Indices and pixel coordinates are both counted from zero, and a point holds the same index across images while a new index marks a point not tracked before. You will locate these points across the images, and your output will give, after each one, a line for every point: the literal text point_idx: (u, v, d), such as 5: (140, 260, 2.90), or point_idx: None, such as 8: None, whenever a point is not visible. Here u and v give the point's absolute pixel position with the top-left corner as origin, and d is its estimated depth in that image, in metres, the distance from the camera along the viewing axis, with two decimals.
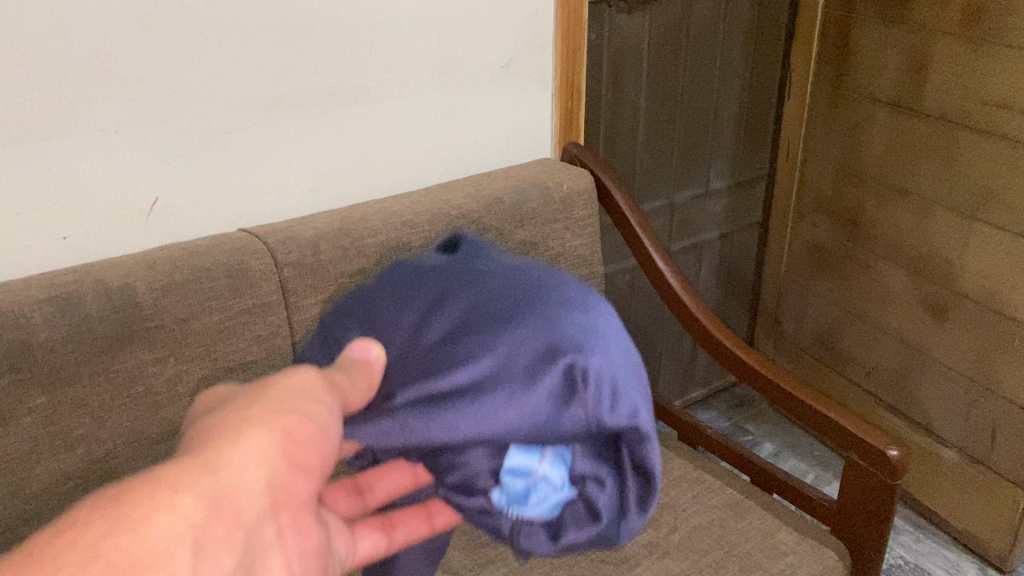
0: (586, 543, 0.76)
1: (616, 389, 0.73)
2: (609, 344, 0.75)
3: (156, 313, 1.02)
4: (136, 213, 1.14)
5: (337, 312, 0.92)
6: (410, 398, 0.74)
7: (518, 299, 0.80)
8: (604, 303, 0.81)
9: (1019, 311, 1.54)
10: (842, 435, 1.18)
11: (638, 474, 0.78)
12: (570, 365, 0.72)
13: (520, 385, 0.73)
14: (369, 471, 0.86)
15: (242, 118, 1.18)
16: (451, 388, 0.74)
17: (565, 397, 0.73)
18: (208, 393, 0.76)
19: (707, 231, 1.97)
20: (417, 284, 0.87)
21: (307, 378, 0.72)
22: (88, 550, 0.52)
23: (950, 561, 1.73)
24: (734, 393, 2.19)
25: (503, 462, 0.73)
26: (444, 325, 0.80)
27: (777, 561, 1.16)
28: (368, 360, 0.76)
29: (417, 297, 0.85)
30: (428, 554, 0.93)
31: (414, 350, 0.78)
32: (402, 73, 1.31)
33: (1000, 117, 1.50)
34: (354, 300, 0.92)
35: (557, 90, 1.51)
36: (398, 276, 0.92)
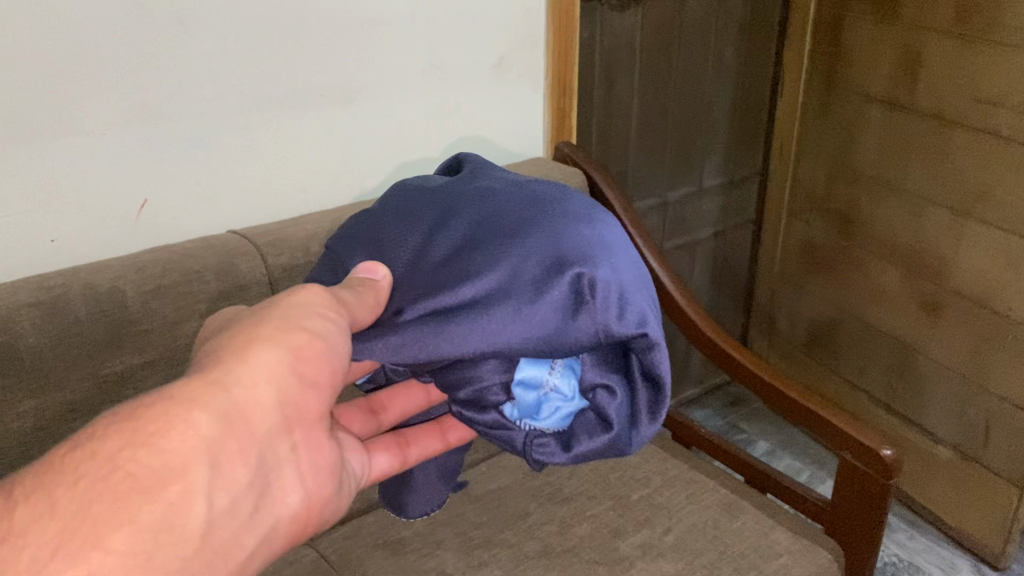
0: (597, 451, 0.81)
1: (623, 298, 0.75)
2: (615, 256, 0.77)
3: (144, 316, 1.02)
4: (125, 214, 1.13)
5: (340, 238, 0.90)
6: (421, 314, 0.76)
7: (522, 214, 0.80)
8: (606, 216, 0.82)
9: (1012, 308, 1.54)
10: (835, 435, 1.18)
11: (647, 382, 0.82)
12: (578, 277, 0.74)
13: (529, 299, 0.74)
14: (383, 392, 0.95)
15: (231, 118, 1.17)
16: (461, 302, 0.76)
17: (573, 308, 0.74)
18: (218, 316, 0.79)
19: (700, 229, 1.97)
20: (418, 202, 0.87)
21: (314, 294, 0.75)
22: (107, 462, 0.58)
23: (944, 558, 1.72)
24: (728, 391, 2.19)
25: (514, 375, 0.78)
26: (452, 241, 0.81)
27: (771, 561, 1.15)
28: (374, 279, 0.80)
29: (420, 217, 0.85)
30: (439, 472, 1.04)
31: (422, 270, 0.80)
32: (393, 72, 1.30)
33: (993, 114, 1.50)
34: (356, 224, 0.90)
35: (549, 89, 1.50)
36: (398, 196, 0.90)
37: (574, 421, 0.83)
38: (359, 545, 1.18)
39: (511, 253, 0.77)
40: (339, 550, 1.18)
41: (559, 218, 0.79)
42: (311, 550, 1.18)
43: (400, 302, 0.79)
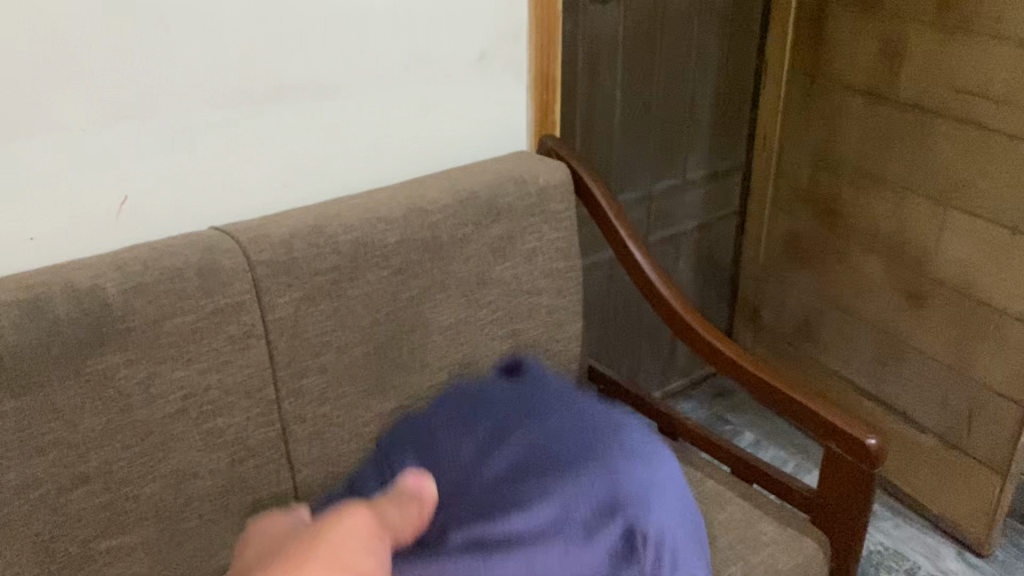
0: None
1: (672, 557, 1.00)
2: (662, 497, 1.02)
3: (125, 315, 1.01)
4: (105, 212, 1.12)
5: (394, 436, 1.18)
6: (463, 538, 1.01)
7: (579, 445, 1.07)
8: (659, 454, 1.08)
9: (994, 298, 1.55)
10: (820, 425, 1.19)
11: None
12: (630, 528, 0.99)
13: (579, 542, 0.99)
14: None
15: (212, 113, 1.16)
16: (505, 535, 1.00)
17: (624, 556, 0.99)
18: (263, 526, 1.01)
19: (685, 222, 1.97)
20: (477, 413, 1.15)
21: (342, 533, 0.90)
22: None
23: (929, 545, 1.74)
24: (714, 383, 2.20)
25: None
26: (502, 467, 1.07)
27: (758, 552, 1.16)
28: (421, 494, 1.00)
29: (474, 429, 1.13)
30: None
31: (477, 486, 1.06)
32: (374, 67, 1.29)
33: (973, 104, 1.51)
34: (410, 427, 1.18)
35: (532, 82, 1.50)
36: (449, 404, 1.18)
37: None
38: None
39: (560, 491, 1.02)
40: None
41: (613, 451, 1.05)
42: None
43: (449, 517, 1.05)
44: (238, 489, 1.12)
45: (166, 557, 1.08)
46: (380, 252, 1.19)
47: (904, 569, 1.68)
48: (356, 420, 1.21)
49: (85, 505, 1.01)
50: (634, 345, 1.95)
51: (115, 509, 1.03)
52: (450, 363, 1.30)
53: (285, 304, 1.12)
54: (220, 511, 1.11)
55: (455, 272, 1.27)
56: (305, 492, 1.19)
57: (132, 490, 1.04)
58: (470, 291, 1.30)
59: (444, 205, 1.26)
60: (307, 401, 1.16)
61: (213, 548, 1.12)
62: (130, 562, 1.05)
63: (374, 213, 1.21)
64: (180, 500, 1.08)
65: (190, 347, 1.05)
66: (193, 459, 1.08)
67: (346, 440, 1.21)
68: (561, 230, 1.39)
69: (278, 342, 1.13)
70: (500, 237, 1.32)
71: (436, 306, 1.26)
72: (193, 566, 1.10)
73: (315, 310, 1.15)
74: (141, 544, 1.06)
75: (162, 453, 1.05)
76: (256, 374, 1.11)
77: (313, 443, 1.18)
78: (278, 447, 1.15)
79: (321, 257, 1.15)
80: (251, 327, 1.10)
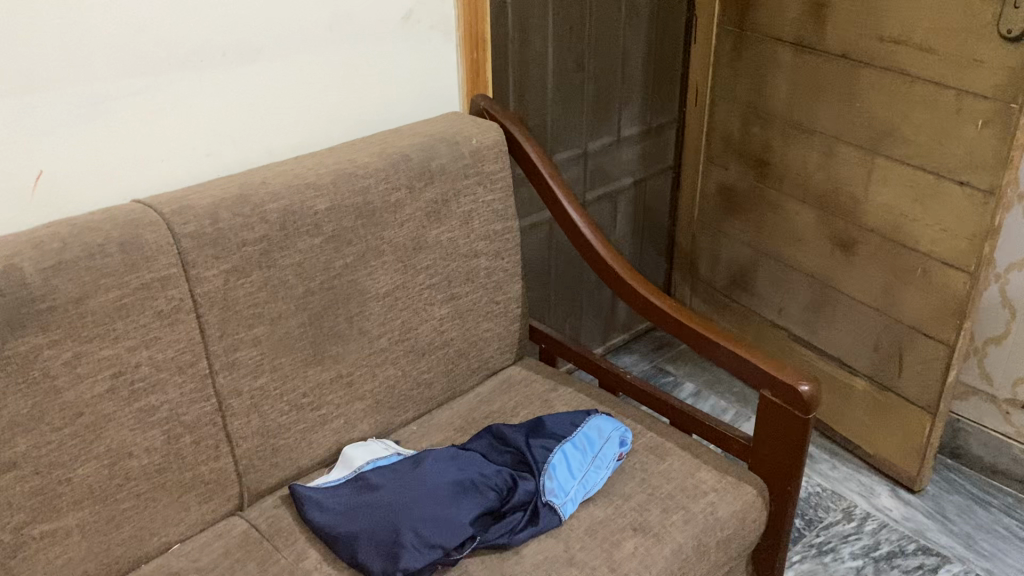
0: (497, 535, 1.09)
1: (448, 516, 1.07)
2: (412, 504, 1.07)
3: (46, 294, 0.97)
4: (19, 188, 1.08)
5: (339, 508, 1.11)
6: (350, 524, 1.08)
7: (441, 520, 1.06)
8: (423, 492, 1.09)
9: (920, 243, 1.59)
10: (755, 373, 1.21)
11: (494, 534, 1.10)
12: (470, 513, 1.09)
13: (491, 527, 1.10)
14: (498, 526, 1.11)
15: (124, 84, 1.12)
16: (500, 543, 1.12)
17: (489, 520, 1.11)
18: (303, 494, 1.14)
19: (621, 178, 1.98)
20: (375, 508, 1.08)
21: None
22: None
23: (864, 484, 1.80)
24: (654, 337, 2.23)
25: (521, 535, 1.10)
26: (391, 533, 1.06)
27: (698, 500, 1.18)
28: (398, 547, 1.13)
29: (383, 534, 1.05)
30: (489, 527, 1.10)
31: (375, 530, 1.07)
32: (297, 26, 1.26)
33: (897, 53, 1.53)
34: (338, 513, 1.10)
35: (460, 42, 1.48)
36: (352, 509, 1.10)
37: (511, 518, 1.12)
38: (290, 513, 1.18)
39: (380, 510, 1.08)
40: (269, 519, 1.17)
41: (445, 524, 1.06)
42: (240, 521, 1.17)
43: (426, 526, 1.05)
44: (176, 466, 1.11)
45: (104, 538, 1.06)
46: (311, 220, 1.17)
47: (842, 508, 1.73)
48: (294, 391, 1.20)
49: (14, 491, 0.98)
50: (575, 303, 1.96)
51: (47, 494, 1.00)
52: (390, 330, 1.28)
53: (213, 276, 1.10)
54: (159, 489, 1.10)
55: (390, 238, 1.26)
56: (246, 466, 1.18)
57: (63, 473, 1.01)
58: (406, 256, 1.28)
59: (374, 168, 1.24)
60: (241, 374, 1.14)
61: (152, 528, 1.10)
62: (66, 546, 1.03)
63: (303, 179, 1.18)
64: (116, 481, 1.06)
65: (116, 325, 1.03)
66: (127, 439, 1.06)
67: (285, 412, 1.20)
68: (496, 191, 1.39)
69: (209, 315, 1.10)
70: (434, 200, 1.30)
71: (372, 274, 1.25)
72: (132, 547, 1.09)
73: (245, 281, 1.12)
74: (77, 527, 1.03)
75: (94, 434, 1.03)
76: (188, 349, 1.09)
77: (251, 417, 1.16)
78: (215, 422, 1.13)
79: (248, 226, 1.12)
80: (179, 301, 1.08)
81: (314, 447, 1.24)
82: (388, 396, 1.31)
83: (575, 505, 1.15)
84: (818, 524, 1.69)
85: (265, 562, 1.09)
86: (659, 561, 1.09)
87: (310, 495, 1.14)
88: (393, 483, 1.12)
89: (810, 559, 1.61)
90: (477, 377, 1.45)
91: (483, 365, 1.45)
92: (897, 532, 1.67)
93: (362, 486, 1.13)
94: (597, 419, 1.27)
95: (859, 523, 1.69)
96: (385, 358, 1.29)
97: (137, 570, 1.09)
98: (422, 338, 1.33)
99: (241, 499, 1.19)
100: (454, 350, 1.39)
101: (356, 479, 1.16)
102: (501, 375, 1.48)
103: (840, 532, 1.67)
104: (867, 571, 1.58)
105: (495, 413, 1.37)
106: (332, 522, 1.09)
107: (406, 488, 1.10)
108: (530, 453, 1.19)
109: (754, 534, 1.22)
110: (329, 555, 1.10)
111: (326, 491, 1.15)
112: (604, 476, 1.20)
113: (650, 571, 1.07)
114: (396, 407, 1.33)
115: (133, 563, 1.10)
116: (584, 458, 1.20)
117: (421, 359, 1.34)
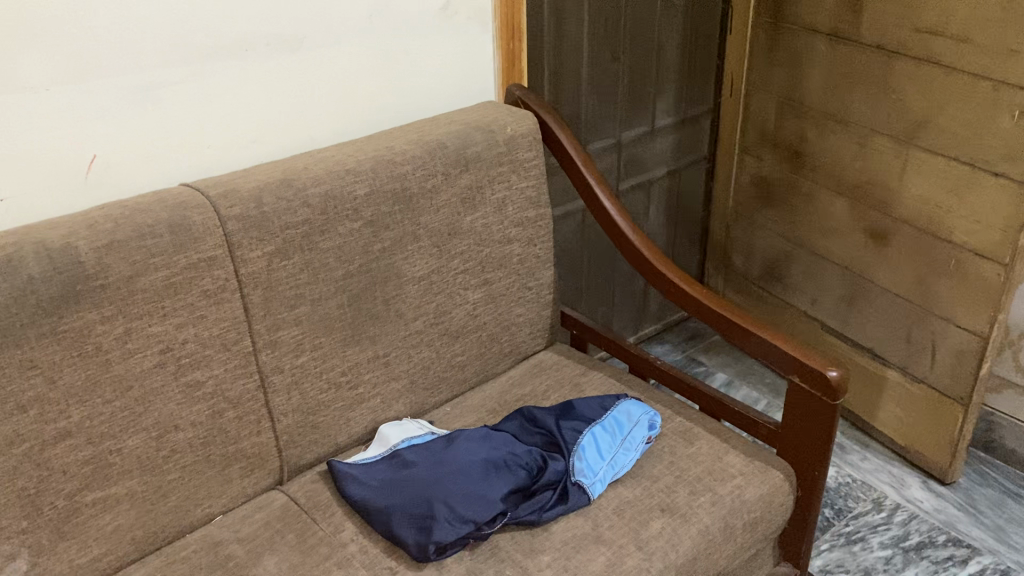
0: (528, 513, 1.12)
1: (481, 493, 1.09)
2: (446, 480, 1.10)
3: (99, 272, 1.02)
4: (75, 170, 1.13)
5: (376, 484, 1.15)
6: (386, 499, 1.11)
7: (473, 498, 1.08)
8: (457, 469, 1.12)
9: (954, 234, 1.59)
10: (784, 360, 1.22)
11: (525, 511, 1.13)
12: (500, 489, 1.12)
13: (522, 504, 1.13)
14: (530, 504, 1.13)
15: (172, 71, 1.16)
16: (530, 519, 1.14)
17: (521, 496, 1.14)
18: (342, 471, 1.18)
19: (655, 168, 1.99)
20: (411, 483, 1.12)
21: None
22: None
23: (895, 476, 1.80)
24: (686, 327, 2.25)
25: (552, 513, 1.13)
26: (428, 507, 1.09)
27: (726, 483, 1.20)
28: None
29: (418, 509, 1.08)
30: (519, 504, 1.13)
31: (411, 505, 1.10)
32: (338, 17, 1.29)
33: (934, 43, 1.53)
34: (375, 488, 1.14)
35: (497, 33, 1.50)
36: (388, 484, 1.14)
37: (541, 494, 1.15)
38: (328, 488, 1.22)
39: (416, 485, 1.11)
40: (308, 493, 1.21)
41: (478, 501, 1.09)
42: (280, 495, 1.22)
43: (458, 501, 1.08)
44: (219, 440, 1.15)
45: (151, 507, 1.11)
46: (351, 205, 1.21)
47: (871, 498, 1.73)
48: (333, 369, 1.24)
49: (69, 459, 1.03)
50: (607, 291, 1.98)
51: (99, 463, 1.05)
52: (425, 312, 1.32)
53: (257, 257, 1.14)
54: (204, 461, 1.14)
55: (426, 223, 1.29)
56: (287, 442, 1.22)
57: (114, 444, 1.06)
58: (441, 241, 1.31)
59: (412, 156, 1.27)
60: (283, 352, 1.19)
61: (197, 499, 1.15)
62: (116, 513, 1.08)
63: (343, 166, 1.22)
64: (163, 452, 1.10)
65: (164, 303, 1.07)
66: (173, 412, 1.10)
67: (324, 390, 1.24)
68: (530, 178, 1.42)
69: (253, 295, 1.14)
70: (469, 187, 1.33)
71: (409, 258, 1.28)
72: (178, 516, 1.14)
73: (288, 263, 1.16)
74: (126, 496, 1.08)
75: (142, 407, 1.08)
76: (232, 327, 1.13)
77: (292, 394, 1.20)
78: (257, 397, 1.18)
79: (291, 210, 1.16)
80: (225, 281, 1.12)
81: (351, 424, 1.28)
82: (423, 377, 1.35)
83: (604, 485, 1.18)
84: (847, 514, 1.70)
85: (304, 533, 1.14)
86: (686, 541, 1.11)
87: (348, 470, 1.18)
88: (428, 460, 1.15)
89: (839, 548, 1.62)
90: (509, 361, 1.48)
91: (515, 349, 1.48)
92: (927, 523, 1.67)
93: (397, 463, 1.17)
94: (627, 403, 1.29)
95: (889, 513, 1.70)
96: (421, 340, 1.33)
97: (181, 539, 1.14)
98: (456, 322, 1.37)
99: (281, 473, 1.24)
100: (486, 335, 1.42)
101: (392, 456, 1.20)
102: (533, 360, 1.51)
103: (869, 522, 1.68)
104: (896, 561, 1.59)
105: (527, 395, 1.40)
106: (369, 496, 1.13)
107: (441, 466, 1.13)
108: (560, 435, 1.21)
109: (781, 518, 1.24)
110: (365, 529, 1.14)
111: (363, 467, 1.19)
112: (633, 459, 1.22)
113: (676, 550, 1.10)
114: (430, 388, 1.37)
115: (178, 532, 1.14)
116: (613, 440, 1.22)
117: (454, 342, 1.38)
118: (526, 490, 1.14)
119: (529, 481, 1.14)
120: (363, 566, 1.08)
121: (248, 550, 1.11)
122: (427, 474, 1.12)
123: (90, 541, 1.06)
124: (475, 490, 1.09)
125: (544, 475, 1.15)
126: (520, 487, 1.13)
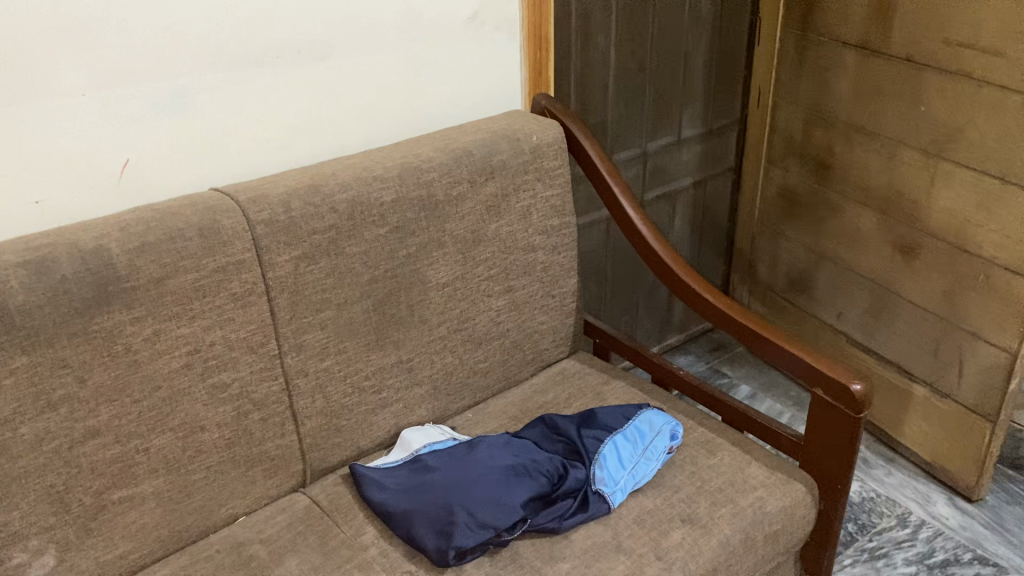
0: (548, 519, 1.12)
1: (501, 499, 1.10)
2: (468, 486, 1.11)
3: (130, 273, 1.04)
4: (108, 174, 1.15)
5: (397, 489, 1.16)
6: (407, 505, 1.12)
7: (493, 505, 1.09)
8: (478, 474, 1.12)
9: (983, 247, 1.57)
10: (807, 372, 1.22)
11: (546, 518, 1.13)
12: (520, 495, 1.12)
13: (542, 511, 1.14)
14: (550, 511, 1.13)
15: (205, 78, 1.18)
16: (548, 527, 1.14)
17: (541, 503, 1.14)
18: (364, 475, 1.19)
19: (680, 179, 1.99)
20: (432, 488, 1.12)
21: None
22: None
23: (921, 491, 1.78)
24: (711, 338, 2.24)
25: (571, 520, 1.13)
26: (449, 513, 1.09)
27: (747, 494, 1.20)
28: None
29: (439, 514, 1.09)
30: (539, 512, 1.14)
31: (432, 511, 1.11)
32: (369, 25, 1.31)
33: (965, 56, 1.52)
34: (397, 493, 1.15)
35: (524, 42, 1.51)
36: (410, 490, 1.14)
37: (560, 502, 1.15)
38: (350, 491, 1.23)
39: (438, 490, 1.11)
40: (330, 496, 1.22)
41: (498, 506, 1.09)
42: (303, 497, 1.23)
43: (479, 507, 1.08)
44: (244, 441, 1.17)
45: (176, 507, 1.12)
46: (378, 211, 1.22)
47: (896, 514, 1.72)
48: (357, 374, 1.25)
49: (96, 458, 1.05)
50: (631, 300, 1.98)
51: (127, 462, 1.07)
52: (448, 319, 1.33)
53: (284, 261, 1.15)
54: (228, 462, 1.16)
55: (451, 230, 1.30)
56: (310, 445, 1.23)
57: (141, 443, 1.08)
58: (466, 248, 1.32)
59: (437, 163, 1.28)
60: (309, 355, 1.20)
61: (221, 499, 1.16)
62: (141, 512, 1.10)
63: (370, 172, 1.23)
64: (188, 453, 1.12)
65: (193, 304, 1.09)
66: (199, 413, 1.12)
67: (347, 394, 1.25)
68: (555, 187, 1.42)
69: (279, 299, 1.16)
70: (495, 194, 1.34)
71: (433, 264, 1.29)
72: (203, 515, 1.15)
73: (314, 267, 1.18)
74: (153, 494, 1.10)
75: (170, 408, 1.09)
76: (258, 330, 1.15)
77: (316, 397, 1.22)
78: (282, 401, 1.19)
79: (319, 216, 1.17)
80: (252, 284, 1.13)
81: (374, 429, 1.29)
82: (445, 383, 1.36)
83: (624, 494, 1.18)
84: (871, 529, 1.68)
85: (325, 535, 1.15)
86: (706, 552, 1.11)
87: (369, 474, 1.19)
88: (449, 464, 1.16)
89: (862, 564, 1.60)
90: (532, 368, 1.49)
91: (538, 357, 1.49)
92: (952, 540, 1.65)
93: (419, 468, 1.18)
94: (649, 413, 1.29)
95: (914, 530, 1.68)
96: (444, 346, 1.34)
97: (204, 539, 1.16)
98: (479, 328, 1.37)
99: (304, 476, 1.25)
100: (510, 341, 1.43)
101: (414, 461, 1.20)
102: (555, 368, 1.52)
103: (893, 538, 1.66)
104: None
105: (549, 403, 1.41)
106: (391, 500, 1.14)
107: (462, 471, 1.13)
108: (581, 443, 1.21)
109: (803, 531, 1.23)
110: (387, 532, 1.15)
111: (385, 472, 1.20)
112: (654, 468, 1.22)
113: (696, 561, 1.10)
114: (452, 394, 1.37)
115: (202, 532, 1.16)
116: (635, 449, 1.22)
117: (477, 348, 1.38)
118: (546, 496, 1.15)
119: (549, 487, 1.15)
120: (383, 569, 1.08)
121: (270, 551, 1.12)
122: (448, 479, 1.13)
123: (117, 538, 1.08)
124: (496, 496, 1.10)
125: (564, 482, 1.16)
126: (540, 494, 1.14)
